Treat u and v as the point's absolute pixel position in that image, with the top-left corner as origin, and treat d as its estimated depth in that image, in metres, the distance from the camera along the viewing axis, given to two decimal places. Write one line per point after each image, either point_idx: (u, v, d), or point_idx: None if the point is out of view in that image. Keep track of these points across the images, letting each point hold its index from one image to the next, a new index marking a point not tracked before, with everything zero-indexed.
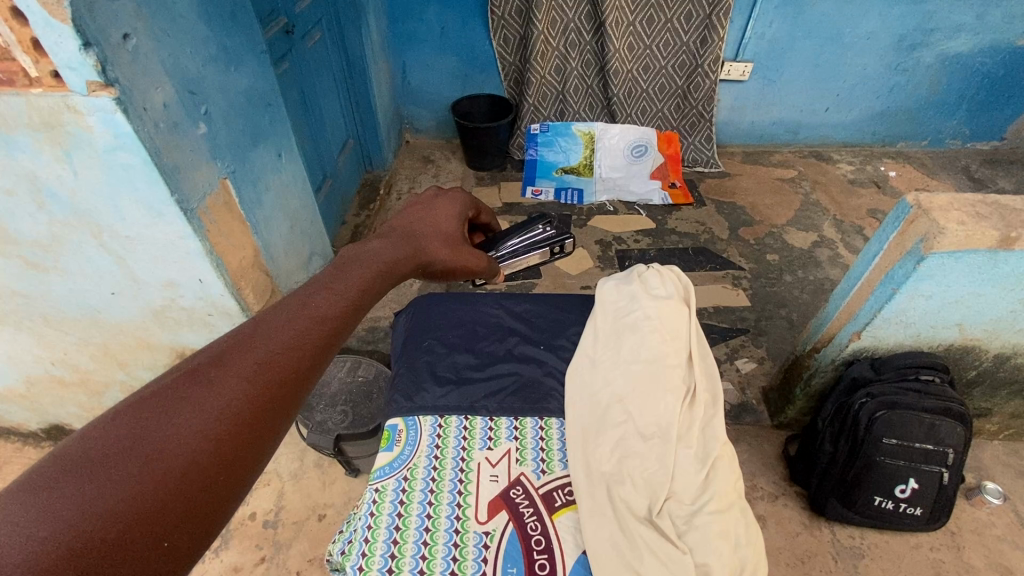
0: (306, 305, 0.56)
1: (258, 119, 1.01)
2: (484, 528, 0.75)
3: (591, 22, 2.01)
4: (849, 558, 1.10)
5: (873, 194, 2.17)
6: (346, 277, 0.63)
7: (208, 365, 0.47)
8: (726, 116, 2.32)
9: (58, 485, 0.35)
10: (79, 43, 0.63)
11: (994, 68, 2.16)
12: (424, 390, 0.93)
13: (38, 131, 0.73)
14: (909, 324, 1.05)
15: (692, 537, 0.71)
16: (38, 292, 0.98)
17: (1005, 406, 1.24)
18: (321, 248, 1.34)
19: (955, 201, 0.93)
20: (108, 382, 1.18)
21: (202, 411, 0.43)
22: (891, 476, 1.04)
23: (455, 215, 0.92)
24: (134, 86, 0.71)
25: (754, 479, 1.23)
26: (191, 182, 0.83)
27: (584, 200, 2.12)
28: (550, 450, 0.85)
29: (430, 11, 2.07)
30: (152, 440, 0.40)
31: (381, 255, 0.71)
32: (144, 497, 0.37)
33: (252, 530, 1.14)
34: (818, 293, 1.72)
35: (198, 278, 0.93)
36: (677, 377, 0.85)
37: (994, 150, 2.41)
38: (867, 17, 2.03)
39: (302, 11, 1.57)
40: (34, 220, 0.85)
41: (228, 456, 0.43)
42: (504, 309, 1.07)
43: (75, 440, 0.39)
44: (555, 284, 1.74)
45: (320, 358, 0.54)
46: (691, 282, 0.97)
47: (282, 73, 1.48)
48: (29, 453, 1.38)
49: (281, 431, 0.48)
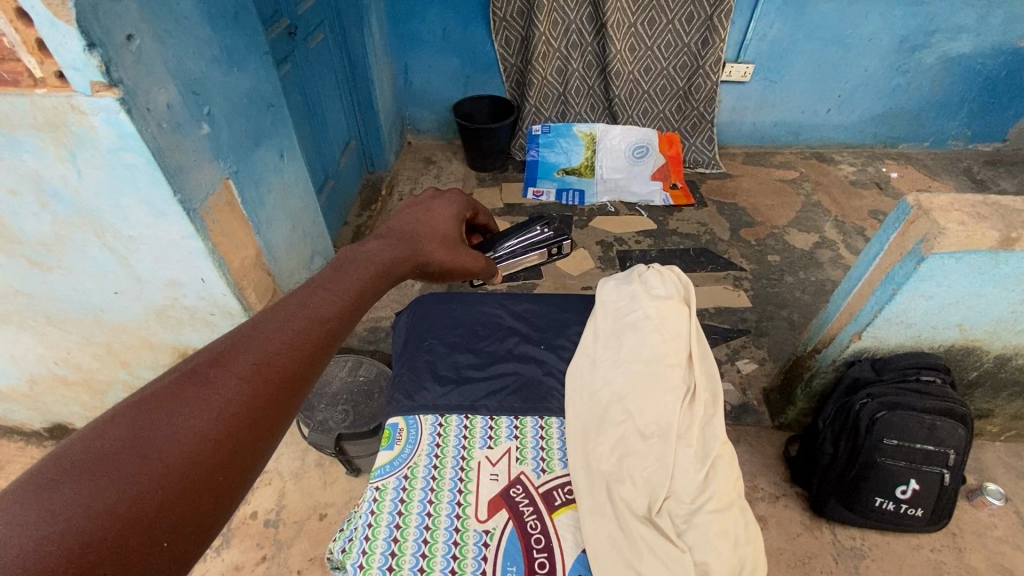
0: (305, 306, 0.57)
1: (260, 120, 1.01)
2: (484, 526, 0.75)
3: (592, 24, 2.02)
4: (849, 559, 1.10)
5: (875, 195, 2.17)
6: (343, 277, 0.63)
7: (207, 365, 0.47)
8: (727, 118, 2.32)
9: (57, 485, 0.36)
10: (83, 44, 0.64)
11: (995, 70, 2.16)
12: (424, 390, 0.94)
13: (43, 131, 0.74)
14: (910, 325, 1.05)
15: (692, 536, 0.71)
16: (41, 291, 0.98)
17: (1007, 407, 1.24)
18: (323, 248, 1.34)
19: (956, 202, 0.93)
20: (111, 381, 1.19)
21: (201, 411, 0.44)
22: (892, 477, 1.04)
23: (453, 217, 0.93)
24: (138, 86, 0.72)
25: (754, 480, 1.23)
26: (194, 182, 0.84)
27: (585, 201, 2.12)
28: (550, 449, 0.85)
29: (431, 13, 2.08)
30: (150, 440, 0.40)
31: (379, 256, 0.71)
32: (143, 497, 0.37)
33: (253, 529, 1.14)
34: (820, 294, 1.72)
35: (200, 278, 0.94)
36: (677, 377, 0.85)
37: (996, 151, 2.41)
38: (869, 19, 2.03)
39: (305, 13, 1.58)
40: (37, 220, 0.85)
41: (227, 455, 0.43)
42: (504, 309, 1.07)
43: (75, 439, 0.39)
44: (555, 284, 1.74)
45: (318, 358, 0.54)
46: (691, 282, 0.97)
47: (284, 73, 1.49)
48: (31, 452, 1.39)
49: (281, 430, 0.49)
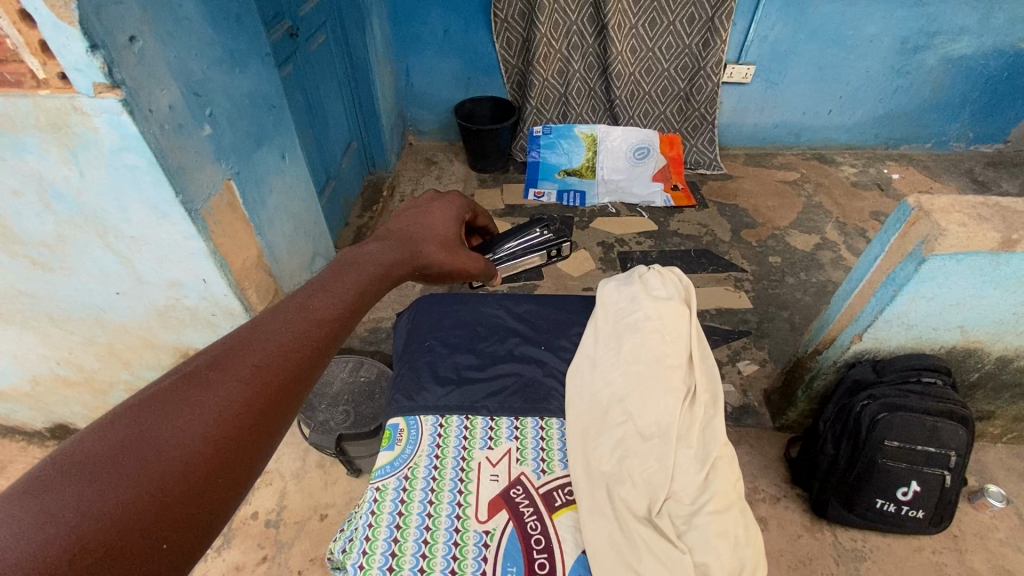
0: (305, 308, 0.57)
1: (262, 121, 1.02)
2: (484, 526, 0.75)
3: (593, 25, 2.02)
4: (851, 561, 1.09)
5: (877, 197, 2.16)
6: (344, 280, 0.63)
7: (207, 368, 0.48)
8: (728, 119, 2.32)
9: (58, 486, 0.36)
10: (86, 45, 0.64)
11: (997, 71, 2.16)
12: (425, 390, 0.94)
13: (46, 132, 0.74)
14: (911, 326, 1.05)
15: (692, 537, 0.71)
16: (44, 291, 0.99)
17: (1008, 409, 1.23)
18: (324, 249, 1.35)
19: (956, 203, 0.93)
20: (113, 381, 1.19)
21: (201, 413, 0.44)
22: (893, 479, 1.04)
23: (452, 220, 0.93)
24: (140, 87, 0.72)
25: (755, 481, 1.23)
26: (195, 183, 0.84)
27: (586, 202, 2.12)
28: (550, 449, 0.85)
29: (433, 14, 2.09)
30: (150, 442, 0.41)
31: (378, 259, 0.71)
32: (141, 499, 0.37)
33: (255, 529, 1.15)
34: (821, 295, 1.72)
35: (202, 278, 0.94)
36: (677, 378, 0.85)
37: (998, 153, 2.41)
38: (870, 20, 2.03)
39: (306, 14, 1.58)
40: (40, 220, 0.86)
41: (227, 458, 0.43)
42: (505, 310, 1.07)
43: (75, 441, 0.39)
44: (556, 285, 1.74)
45: (318, 361, 0.54)
46: (691, 283, 0.97)
47: (286, 75, 1.49)
48: (33, 453, 1.39)
49: (280, 432, 0.49)
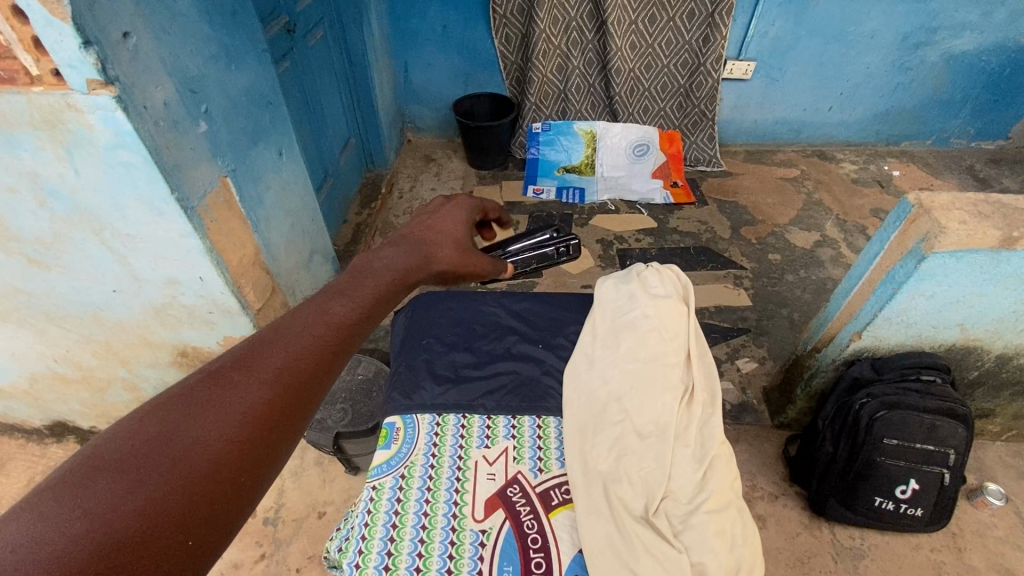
0: (324, 312, 0.54)
1: (259, 118, 1.01)
2: (480, 526, 0.75)
3: (593, 21, 2.01)
4: (849, 559, 1.09)
5: (878, 194, 2.15)
6: (363, 283, 0.61)
7: (230, 367, 0.46)
8: (728, 116, 2.31)
9: (86, 486, 0.36)
10: (78, 42, 0.63)
11: (998, 67, 2.15)
12: (422, 389, 0.94)
13: (40, 129, 0.74)
14: (910, 324, 1.05)
15: (688, 537, 0.71)
16: (41, 289, 0.98)
17: (1008, 407, 1.23)
18: (322, 246, 1.34)
19: (956, 201, 0.93)
20: (111, 379, 1.19)
21: (224, 414, 0.43)
22: (890, 476, 1.04)
23: (464, 222, 0.88)
24: (134, 83, 0.71)
25: (753, 479, 1.23)
26: (191, 181, 0.84)
27: (585, 199, 2.11)
28: (547, 449, 0.85)
29: (432, 10, 2.08)
30: (175, 443, 0.40)
31: (394, 262, 0.69)
32: (166, 499, 0.37)
33: (252, 527, 1.14)
34: (821, 293, 1.72)
35: (199, 276, 0.94)
36: (676, 376, 0.84)
37: (1000, 150, 2.39)
38: (872, 15, 2.01)
39: (303, 10, 1.57)
40: (36, 219, 0.85)
41: (248, 459, 0.42)
42: (503, 308, 1.07)
43: (103, 439, 0.39)
44: (555, 282, 1.74)
45: (337, 362, 0.52)
46: (690, 281, 0.96)
47: (282, 71, 1.48)
48: (31, 450, 1.39)
49: (299, 433, 0.48)
